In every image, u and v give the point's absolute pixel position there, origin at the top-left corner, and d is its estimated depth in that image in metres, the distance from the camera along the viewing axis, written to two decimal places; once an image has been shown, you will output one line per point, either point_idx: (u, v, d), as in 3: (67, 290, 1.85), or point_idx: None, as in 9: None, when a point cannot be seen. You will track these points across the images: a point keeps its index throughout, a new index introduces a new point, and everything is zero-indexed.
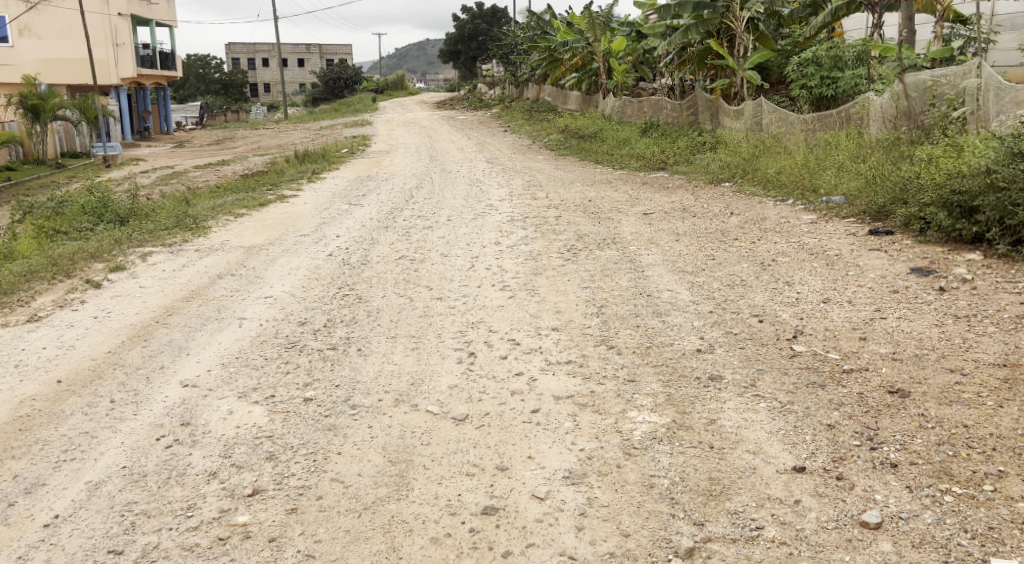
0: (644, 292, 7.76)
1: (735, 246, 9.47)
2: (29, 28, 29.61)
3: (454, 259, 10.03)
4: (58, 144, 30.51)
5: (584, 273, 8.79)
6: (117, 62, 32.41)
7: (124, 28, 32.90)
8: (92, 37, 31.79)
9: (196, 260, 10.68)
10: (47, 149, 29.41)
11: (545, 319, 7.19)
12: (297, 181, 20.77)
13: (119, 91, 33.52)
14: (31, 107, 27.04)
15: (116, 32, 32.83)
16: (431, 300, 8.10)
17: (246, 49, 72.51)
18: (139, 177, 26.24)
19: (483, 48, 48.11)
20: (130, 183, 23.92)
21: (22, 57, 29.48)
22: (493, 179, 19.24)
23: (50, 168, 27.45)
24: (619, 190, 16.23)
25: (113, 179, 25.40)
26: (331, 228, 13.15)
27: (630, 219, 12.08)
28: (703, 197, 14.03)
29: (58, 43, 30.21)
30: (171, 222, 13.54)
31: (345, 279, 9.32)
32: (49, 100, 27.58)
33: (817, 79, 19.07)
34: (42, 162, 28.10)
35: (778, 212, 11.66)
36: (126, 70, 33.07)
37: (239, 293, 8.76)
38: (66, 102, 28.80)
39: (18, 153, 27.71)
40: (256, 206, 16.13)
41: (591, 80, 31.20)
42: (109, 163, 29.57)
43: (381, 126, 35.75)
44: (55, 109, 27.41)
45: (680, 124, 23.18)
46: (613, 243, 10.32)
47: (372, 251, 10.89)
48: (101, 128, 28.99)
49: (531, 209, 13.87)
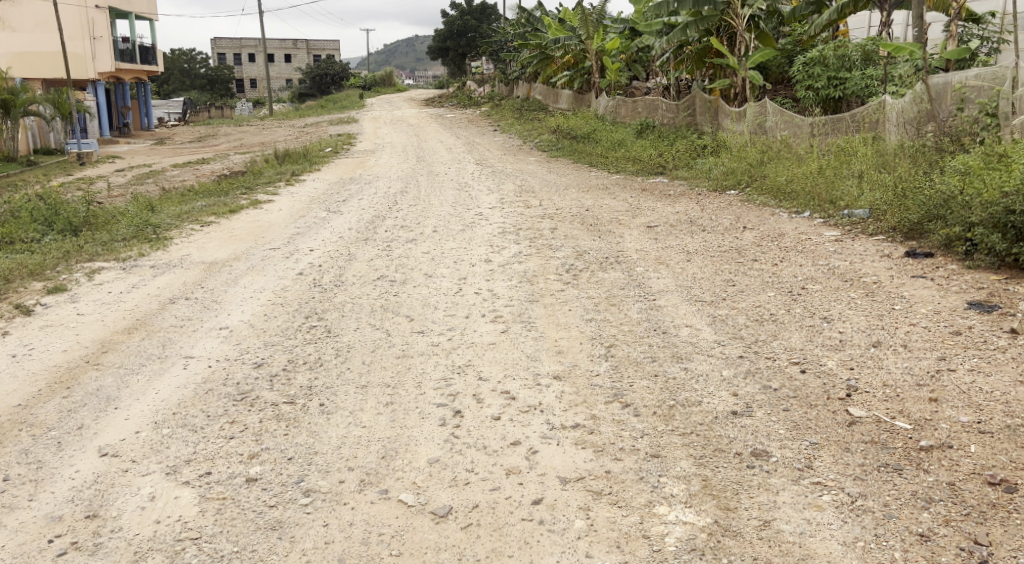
0: (658, 328, 6.68)
1: (755, 269, 8.39)
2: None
3: (438, 282, 8.93)
4: (32, 140, 29.26)
5: (586, 302, 7.69)
6: (95, 56, 31.13)
7: (103, 21, 31.62)
8: (69, 31, 30.50)
9: (148, 280, 9.58)
10: (20, 146, 28.16)
11: (542, 363, 6.10)
12: (275, 184, 19.63)
13: (97, 86, 32.28)
14: (2, 103, 25.75)
15: (95, 25, 31.55)
16: (412, 336, 7.00)
17: (232, 45, 71.09)
18: (113, 176, 25.06)
19: (472, 45, 46.98)
20: (101, 185, 22.77)
21: None
22: (482, 183, 18.20)
23: (22, 165, 26.21)
24: (617, 197, 15.15)
25: (83, 179, 24.23)
26: (304, 240, 12.07)
27: (634, 233, 11.02)
28: (709, 207, 12.98)
29: (33, 36, 28.88)
30: (129, 232, 12.43)
31: (314, 305, 8.23)
32: (21, 96, 26.31)
33: (824, 80, 17.94)
34: (14, 160, 26.84)
35: (794, 226, 10.62)
36: (105, 65, 31.81)
37: (190, 323, 7.66)
38: (39, 97, 27.53)
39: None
40: (226, 212, 15.00)
41: (582, 78, 30.09)
42: (85, 160, 28.33)
43: (368, 124, 34.60)
44: (27, 104, 26.11)
45: (677, 126, 22.12)
46: (616, 263, 9.23)
47: (348, 270, 9.79)
48: (75, 125, 27.76)
49: (523, 219, 12.79)
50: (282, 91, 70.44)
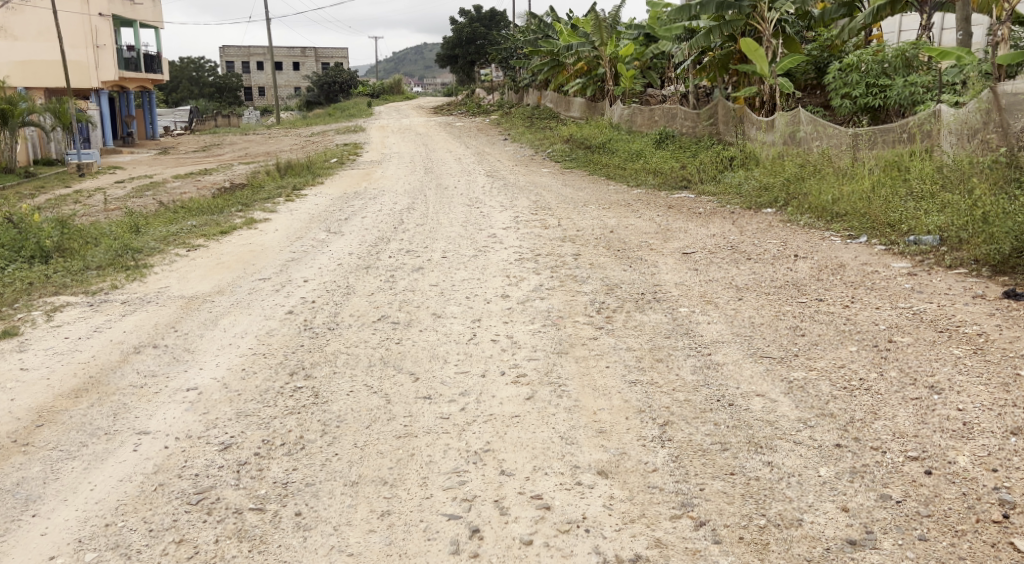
0: (723, 399, 5.39)
1: (823, 314, 7.08)
2: (3, 28, 27.17)
3: (448, 326, 7.66)
4: (32, 152, 28.14)
5: (626, 356, 6.38)
6: (98, 65, 30.00)
7: (107, 29, 30.51)
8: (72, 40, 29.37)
9: (114, 320, 8.33)
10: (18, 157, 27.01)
11: (580, 448, 4.85)
12: (274, 200, 18.37)
13: (100, 96, 31.18)
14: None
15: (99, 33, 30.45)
16: (417, 404, 5.72)
17: (240, 53, 70.14)
18: (112, 187, 23.88)
19: (481, 52, 45.75)
20: (97, 199, 21.64)
21: None
22: (495, 198, 16.93)
23: (19, 177, 25.06)
24: (642, 216, 13.86)
25: (78, 191, 23.07)
26: (298, 268, 10.79)
27: (668, 261, 9.75)
28: (749, 229, 11.67)
29: (34, 45, 27.77)
30: (105, 259, 11.19)
31: (302, 357, 6.95)
32: (19, 105, 25.10)
33: (862, 88, 16.51)
34: (11, 171, 25.69)
35: (853, 255, 9.31)
36: (108, 74, 30.70)
37: (153, 383, 6.42)
38: (38, 106, 26.32)
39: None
40: (216, 234, 13.77)
41: (596, 86, 28.73)
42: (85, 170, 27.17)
43: (376, 133, 33.40)
44: (25, 114, 24.94)
45: (699, 137, 20.80)
46: (653, 302, 7.92)
47: (343, 308, 8.51)
48: (76, 135, 26.50)
49: (541, 243, 11.54)
50: (290, 98, 69.41)
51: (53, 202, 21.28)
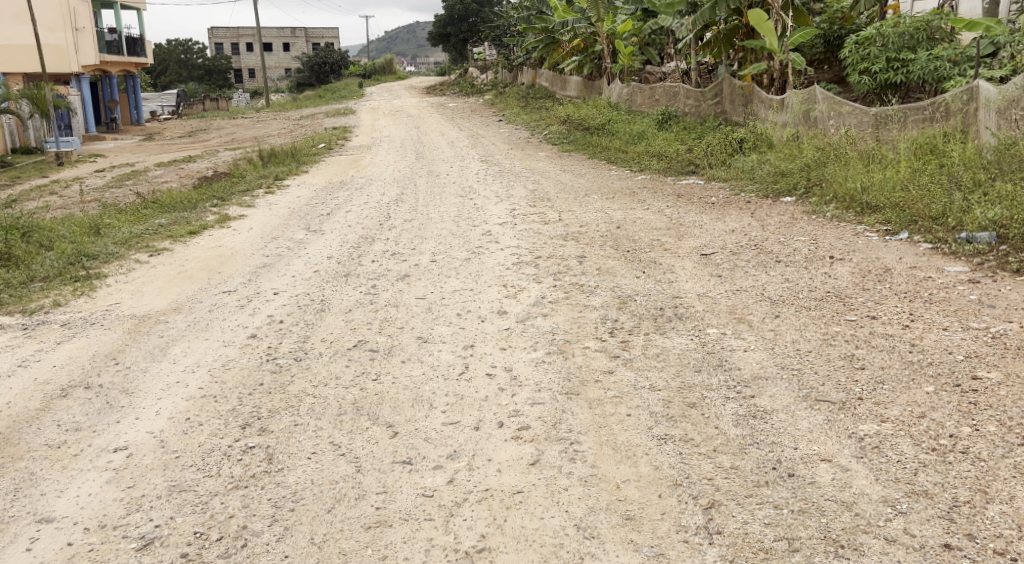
0: (777, 462, 4.32)
1: (882, 337, 5.85)
2: None
3: (435, 356, 6.52)
4: (10, 140, 26.75)
5: (649, 400, 5.21)
6: (78, 49, 28.38)
7: (86, 10, 28.88)
8: (51, 22, 27.76)
9: (47, 349, 7.50)
10: None
11: (603, 548, 3.92)
12: (254, 191, 17.22)
13: (81, 81, 29.83)
14: None
15: (78, 15, 28.82)
16: (394, 473, 4.65)
17: (229, 34, 68.52)
18: (91, 176, 22.62)
19: (474, 31, 44.36)
20: (71, 191, 20.44)
21: None
22: (489, 187, 15.77)
23: None
24: (650, 207, 12.72)
25: (55, 181, 21.85)
26: (269, 276, 9.72)
27: (686, 264, 8.61)
28: (770, 223, 10.37)
29: (12, 28, 26.01)
30: (54, 268, 10.30)
31: (258, 403, 5.91)
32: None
33: (882, 62, 14.59)
34: None
35: (896, 255, 8.11)
36: (88, 56, 29.18)
37: (73, 441, 5.60)
38: (13, 92, 24.61)
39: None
40: (184, 234, 12.61)
41: (593, 64, 27.43)
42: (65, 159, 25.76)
43: (365, 115, 32.13)
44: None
45: (703, 117, 19.56)
46: (674, 321, 6.74)
47: (314, 331, 7.41)
48: (54, 123, 24.82)
49: (540, 242, 10.38)
50: (279, 79, 67.88)
51: (26, 194, 20.05)
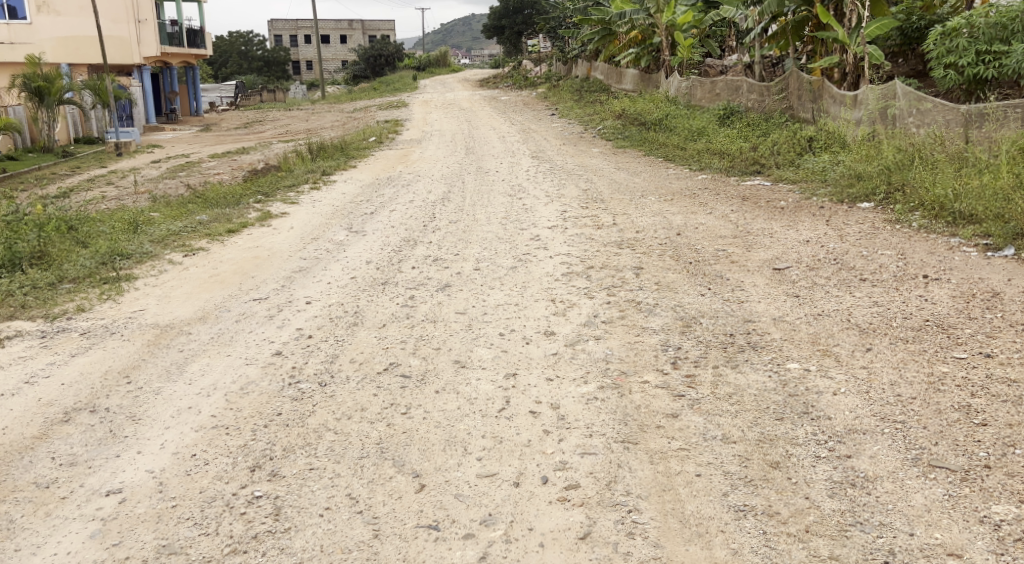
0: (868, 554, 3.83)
1: (1002, 383, 4.94)
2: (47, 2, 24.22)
3: (473, 387, 5.76)
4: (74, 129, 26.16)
5: (723, 456, 4.50)
6: (140, 41, 27.80)
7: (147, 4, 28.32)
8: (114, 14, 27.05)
9: (61, 360, 6.95)
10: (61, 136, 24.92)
11: None
12: (300, 187, 16.64)
13: (142, 71, 29.58)
14: (35, 90, 21.91)
15: (139, 8, 28.27)
16: (418, 543, 4.25)
17: (289, 26, 68.64)
18: (147, 166, 22.22)
19: (529, 22, 43.58)
20: (130, 178, 20.05)
21: (39, 36, 24.38)
22: (541, 185, 14.97)
23: (59, 156, 22.27)
24: (713, 211, 11.81)
25: (112, 169, 21.36)
26: (303, 282, 9.05)
27: (757, 279, 7.74)
28: (849, 233, 9.38)
29: (81, 20, 24.93)
30: (84, 269, 9.76)
31: (274, 438, 5.27)
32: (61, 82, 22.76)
33: (972, 55, 13.20)
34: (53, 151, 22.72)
35: (1002, 276, 7.13)
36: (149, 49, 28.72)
37: (68, 479, 5.08)
38: (76, 83, 24.18)
39: (21, 141, 22.51)
40: (223, 233, 12.03)
41: (651, 56, 26.43)
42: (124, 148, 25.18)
43: (417, 108, 31.53)
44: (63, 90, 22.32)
45: (768, 112, 18.48)
46: (748, 351, 5.90)
47: (344, 350, 6.70)
48: (115, 113, 24.40)
49: (594, 250, 9.57)
50: (336, 72, 67.72)
51: (80, 181, 19.66)
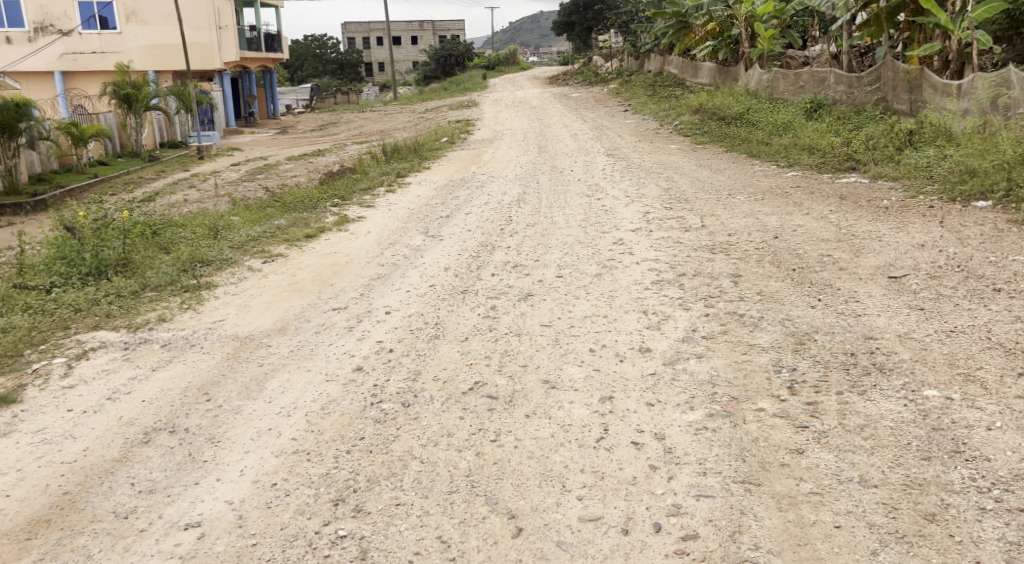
0: None
1: None
2: (135, 12, 24.27)
3: (566, 411, 5.27)
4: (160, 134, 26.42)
5: (865, 503, 4.16)
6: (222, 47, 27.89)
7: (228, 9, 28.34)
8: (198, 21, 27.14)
9: (143, 374, 6.67)
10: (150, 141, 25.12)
11: None
12: (376, 189, 16.35)
13: (223, 76, 29.83)
14: (124, 98, 22.04)
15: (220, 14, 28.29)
16: None
17: (361, 28, 69.11)
18: (227, 169, 22.28)
19: (598, 17, 42.97)
20: (211, 181, 20.10)
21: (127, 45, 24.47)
22: (622, 185, 14.39)
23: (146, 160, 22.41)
24: (810, 211, 11.10)
25: (194, 173, 21.40)
26: (383, 290, 8.66)
27: (874, 289, 7.06)
28: (968, 236, 8.62)
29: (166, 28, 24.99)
30: (166, 276, 9.54)
31: (356, 466, 4.87)
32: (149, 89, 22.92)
33: None
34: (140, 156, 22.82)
35: None
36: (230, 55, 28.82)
37: (146, 508, 4.76)
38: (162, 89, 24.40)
39: (112, 147, 22.72)
40: (301, 238, 11.76)
41: (729, 48, 25.56)
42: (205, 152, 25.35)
43: (490, 107, 31.17)
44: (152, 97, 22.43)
45: (860, 104, 17.55)
46: (874, 375, 5.28)
47: (426, 366, 6.28)
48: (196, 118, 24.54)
49: (686, 255, 8.99)
50: (407, 73, 67.86)
51: (163, 185, 19.72)
